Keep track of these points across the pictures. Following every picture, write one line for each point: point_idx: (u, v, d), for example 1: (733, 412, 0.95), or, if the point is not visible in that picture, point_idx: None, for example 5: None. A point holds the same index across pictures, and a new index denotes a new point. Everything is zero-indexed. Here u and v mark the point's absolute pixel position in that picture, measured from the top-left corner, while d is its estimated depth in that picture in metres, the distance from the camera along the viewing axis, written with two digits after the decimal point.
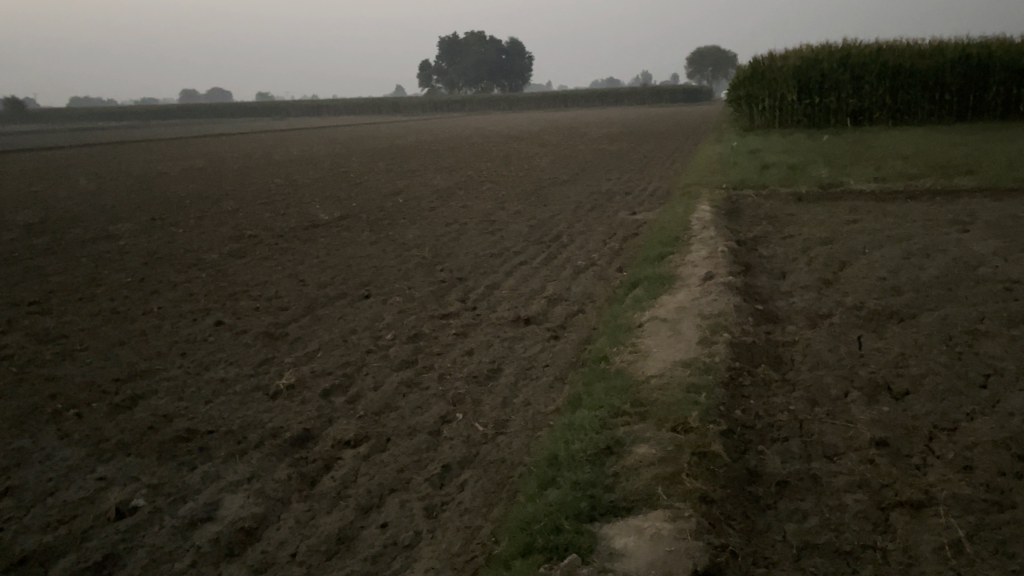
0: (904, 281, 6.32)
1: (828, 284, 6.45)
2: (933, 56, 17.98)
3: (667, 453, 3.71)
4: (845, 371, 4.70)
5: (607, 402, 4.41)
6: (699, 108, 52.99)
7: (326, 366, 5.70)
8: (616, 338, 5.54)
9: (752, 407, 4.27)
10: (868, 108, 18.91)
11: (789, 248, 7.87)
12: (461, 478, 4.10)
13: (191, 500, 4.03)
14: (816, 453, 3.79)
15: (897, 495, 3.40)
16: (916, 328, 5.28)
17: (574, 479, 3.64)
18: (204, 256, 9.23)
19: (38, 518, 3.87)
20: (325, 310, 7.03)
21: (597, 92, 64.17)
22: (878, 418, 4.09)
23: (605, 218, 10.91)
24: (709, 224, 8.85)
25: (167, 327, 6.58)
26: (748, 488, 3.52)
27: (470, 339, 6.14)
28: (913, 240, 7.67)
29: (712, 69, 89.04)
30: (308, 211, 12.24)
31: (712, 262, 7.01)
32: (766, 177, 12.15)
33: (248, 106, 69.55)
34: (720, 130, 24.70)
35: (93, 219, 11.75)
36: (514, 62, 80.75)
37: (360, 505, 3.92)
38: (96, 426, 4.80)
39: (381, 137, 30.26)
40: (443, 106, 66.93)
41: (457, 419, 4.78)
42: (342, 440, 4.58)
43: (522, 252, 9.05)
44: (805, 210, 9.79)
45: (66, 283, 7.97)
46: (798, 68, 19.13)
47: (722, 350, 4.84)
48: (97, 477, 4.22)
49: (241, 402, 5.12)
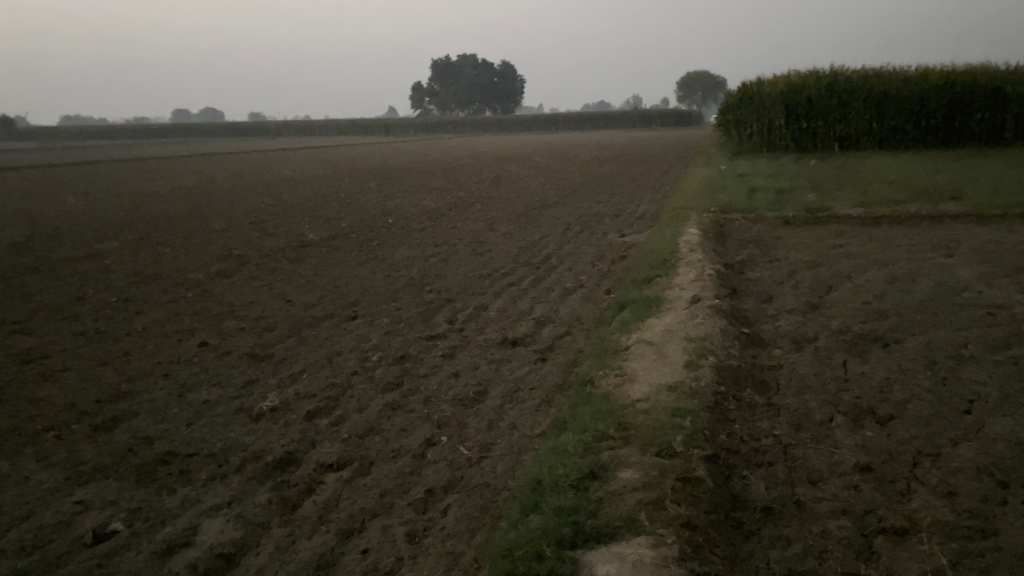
0: (890, 305, 6.36)
1: (814, 308, 6.48)
2: (918, 83, 18.19)
3: (650, 478, 3.68)
4: (830, 395, 4.70)
5: (591, 426, 4.39)
6: (687, 132, 53.52)
7: (311, 388, 5.66)
8: (603, 362, 5.53)
9: (737, 431, 4.26)
10: (855, 133, 19.09)
11: (776, 271, 7.90)
12: (444, 503, 4.06)
13: (169, 525, 3.97)
14: (800, 478, 3.78)
15: (881, 522, 3.39)
16: (901, 352, 5.29)
17: (558, 505, 3.61)
18: (191, 276, 9.20)
19: (12, 543, 3.80)
20: (311, 331, 7.00)
21: (588, 116, 64.72)
22: (862, 443, 4.08)
23: (594, 240, 10.94)
24: (697, 246, 8.89)
25: (151, 347, 6.54)
26: (732, 514, 3.50)
27: (457, 361, 6.12)
28: (899, 264, 7.72)
29: (702, 92, 89.73)
30: (296, 231, 12.25)
31: (699, 285, 7.03)
32: (755, 201, 12.21)
33: (240, 125, 69.78)
34: (709, 153, 24.87)
35: (79, 238, 11.68)
36: (505, 85, 81.35)
37: (342, 530, 3.87)
38: (75, 447, 4.74)
39: (371, 157, 30.38)
40: (434, 128, 67.32)
41: (441, 443, 4.74)
42: (325, 464, 4.54)
43: (511, 273, 9.07)
44: (792, 234, 9.85)
45: (50, 303, 7.91)
46: (785, 93, 19.43)
47: (707, 373, 4.83)
48: (74, 500, 4.15)
49: (224, 424, 5.08)
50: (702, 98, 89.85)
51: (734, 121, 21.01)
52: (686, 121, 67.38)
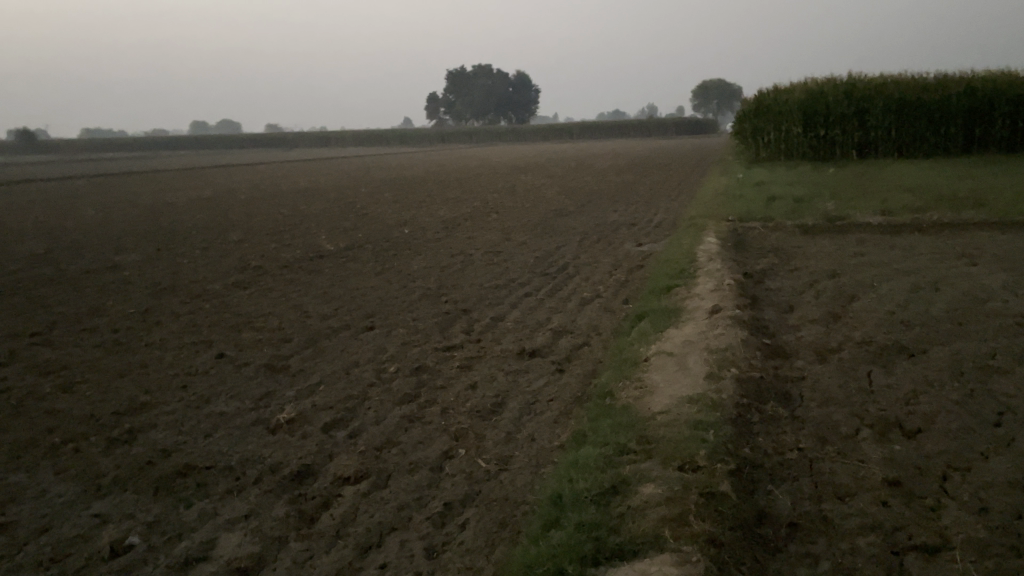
0: (914, 315, 6.25)
1: (836, 318, 6.38)
2: (938, 90, 18.02)
3: (673, 493, 3.61)
4: (855, 408, 4.61)
5: (612, 439, 4.33)
6: (701, 141, 53.37)
7: (329, 399, 5.63)
8: (623, 373, 5.47)
9: (760, 444, 4.18)
10: (874, 141, 18.93)
11: (796, 281, 7.81)
12: (463, 517, 4.01)
13: (187, 539, 3.95)
14: (827, 494, 3.69)
15: (912, 538, 3.30)
16: (926, 363, 5.19)
17: (578, 521, 3.57)
18: (209, 286, 9.27)
19: (30, 556, 3.79)
20: (328, 342, 6.98)
21: (603, 126, 64.75)
22: (890, 457, 4.00)
23: (610, 250, 10.90)
24: (716, 255, 8.82)
25: (169, 358, 6.55)
26: (758, 530, 3.43)
27: (474, 372, 6.07)
28: (922, 274, 7.59)
29: (717, 101, 89.55)
30: (313, 242, 12.30)
31: (718, 295, 6.95)
32: (773, 210, 12.12)
33: (255, 135, 70.49)
34: (727, 161, 24.66)
35: (99, 249, 11.80)
36: (520, 94, 81.49)
37: (360, 545, 3.83)
38: (93, 460, 4.74)
39: (386, 168, 30.49)
40: (449, 138, 67.57)
41: (460, 455, 4.70)
42: (343, 476, 4.51)
43: (528, 284, 9.02)
44: (812, 243, 9.75)
45: (71, 314, 7.98)
46: (803, 101, 19.32)
47: (729, 385, 4.76)
48: (92, 513, 4.14)
49: (242, 436, 5.06)
50: (718, 106, 89.67)
51: (751, 129, 20.88)
52: (700, 129, 67.28)
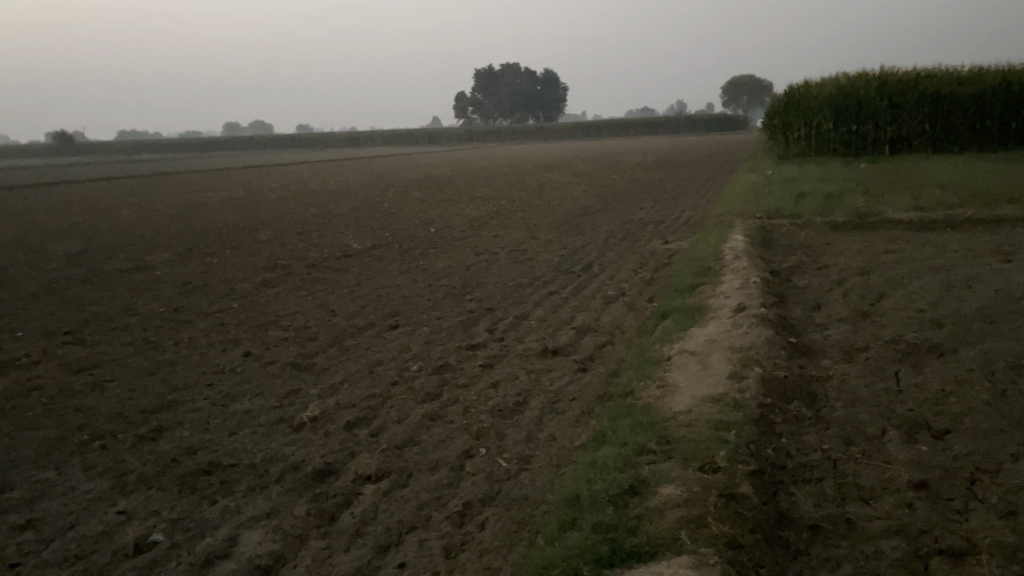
0: (945, 313, 6.12)
1: (864, 316, 6.27)
2: (973, 83, 17.67)
3: (692, 494, 3.57)
4: (882, 408, 4.52)
5: (632, 439, 4.29)
6: (730, 137, 52.83)
7: (352, 398, 5.66)
8: (645, 373, 5.41)
9: (784, 445, 4.12)
10: (906, 136, 18.60)
11: (824, 278, 7.70)
12: (482, 517, 4.00)
13: (209, 536, 3.99)
14: (851, 496, 3.63)
15: (937, 542, 3.23)
16: (956, 362, 5.08)
17: (596, 522, 3.54)
18: (238, 285, 9.37)
19: (56, 552, 3.84)
20: (352, 340, 7.02)
21: (632, 123, 64.41)
22: (917, 458, 3.91)
23: (636, 248, 10.82)
24: (742, 253, 8.71)
25: (196, 357, 6.63)
26: (779, 532, 3.38)
27: (496, 371, 6.06)
28: (954, 271, 7.44)
29: (747, 97, 88.73)
30: (340, 241, 12.37)
31: (744, 292, 6.87)
32: (803, 206, 11.95)
33: (285, 135, 71.19)
34: (757, 157, 24.38)
35: (132, 249, 11.96)
36: (549, 92, 81.36)
37: (379, 544, 3.84)
38: (121, 458, 4.80)
39: (414, 167, 30.58)
40: (477, 137, 67.64)
41: (480, 454, 4.69)
42: (363, 475, 4.53)
43: (552, 282, 8.99)
44: (842, 240, 9.59)
45: (102, 313, 8.11)
46: (834, 96, 19.03)
47: (753, 385, 4.70)
48: (117, 510, 4.21)
49: (265, 434, 5.10)
50: (748, 102, 88.78)
51: (781, 125, 20.61)
52: (730, 125, 66.59)
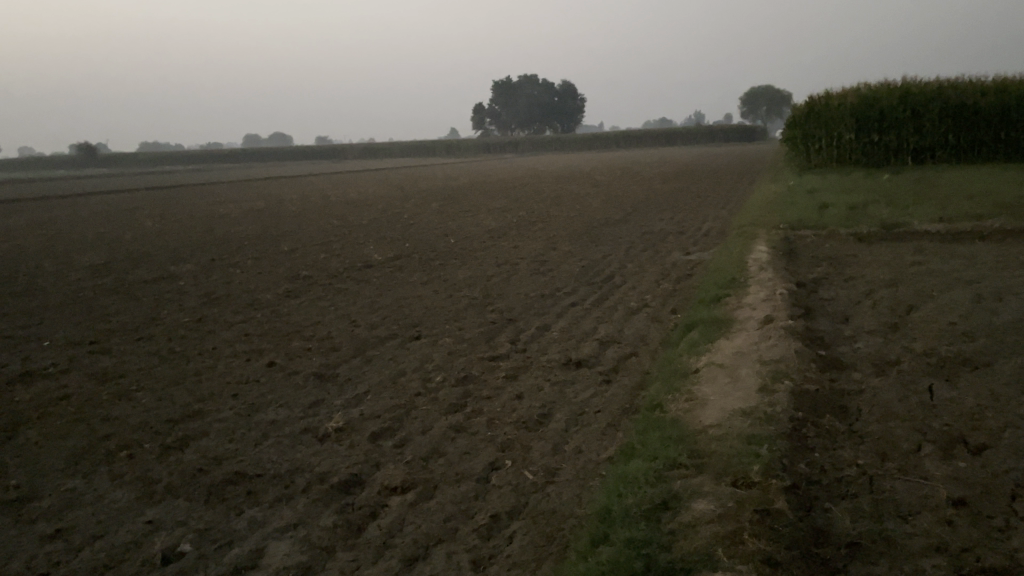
0: (977, 325, 6.02)
1: (894, 329, 6.19)
2: (997, 94, 17.49)
3: (726, 510, 3.51)
4: (916, 423, 4.44)
5: (662, 453, 4.24)
6: (748, 147, 52.51)
7: (376, 409, 5.64)
8: (672, 386, 5.36)
9: (817, 460, 4.05)
10: (929, 147, 18.41)
11: (851, 290, 7.61)
12: (510, 530, 3.96)
13: (237, 547, 3.97)
14: (889, 513, 3.55)
15: (979, 561, 3.15)
16: (991, 377, 4.98)
17: (628, 537, 3.49)
18: (260, 296, 9.39)
19: (85, 562, 3.84)
20: (375, 351, 7.01)
21: (650, 134, 64.26)
22: (954, 474, 3.83)
23: (658, 259, 10.75)
24: (767, 264, 8.64)
25: (221, 367, 6.65)
26: (816, 549, 3.31)
27: (521, 382, 6.03)
28: (984, 283, 7.32)
29: (766, 108, 88.30)
30: (361, 252, 12.40)
31: (770, 304, 6.80)
32: (826, 218, 11.83)
33: (304, 147, 71.77)
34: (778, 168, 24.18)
35: (155, 260, 12.04)
36: (567, 103, 81.44)
37: (407, 556, 3.81)
38: (148, 468, 4.81)
39: (434, 178, 30.69)
40: (494, 148, 67.75)
41: (506, 467, 4.65)
42: (389, 486, 4.50)
43: (574, 293, 8.94)
44: (867, 251, 9.48)
45: (127, 324, 8.15)
46: (856, 106, 18.88)
47: (783, 399, 4.63)
48: (145, 521, 4.21)
49: (290, 445, 5.09)
50: (767, 113, 88.40)
51: (802, 136, 20.48)
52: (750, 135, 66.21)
